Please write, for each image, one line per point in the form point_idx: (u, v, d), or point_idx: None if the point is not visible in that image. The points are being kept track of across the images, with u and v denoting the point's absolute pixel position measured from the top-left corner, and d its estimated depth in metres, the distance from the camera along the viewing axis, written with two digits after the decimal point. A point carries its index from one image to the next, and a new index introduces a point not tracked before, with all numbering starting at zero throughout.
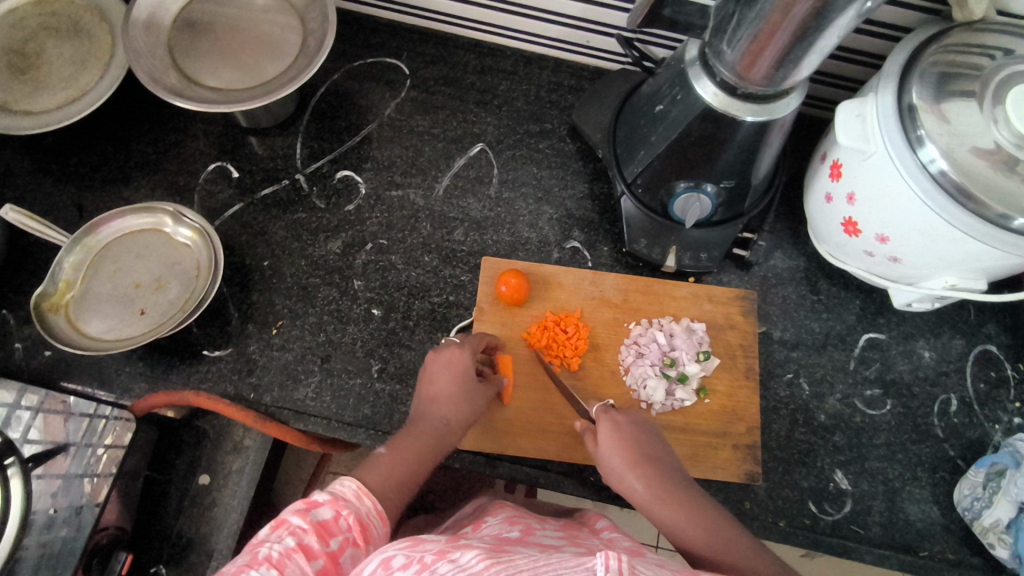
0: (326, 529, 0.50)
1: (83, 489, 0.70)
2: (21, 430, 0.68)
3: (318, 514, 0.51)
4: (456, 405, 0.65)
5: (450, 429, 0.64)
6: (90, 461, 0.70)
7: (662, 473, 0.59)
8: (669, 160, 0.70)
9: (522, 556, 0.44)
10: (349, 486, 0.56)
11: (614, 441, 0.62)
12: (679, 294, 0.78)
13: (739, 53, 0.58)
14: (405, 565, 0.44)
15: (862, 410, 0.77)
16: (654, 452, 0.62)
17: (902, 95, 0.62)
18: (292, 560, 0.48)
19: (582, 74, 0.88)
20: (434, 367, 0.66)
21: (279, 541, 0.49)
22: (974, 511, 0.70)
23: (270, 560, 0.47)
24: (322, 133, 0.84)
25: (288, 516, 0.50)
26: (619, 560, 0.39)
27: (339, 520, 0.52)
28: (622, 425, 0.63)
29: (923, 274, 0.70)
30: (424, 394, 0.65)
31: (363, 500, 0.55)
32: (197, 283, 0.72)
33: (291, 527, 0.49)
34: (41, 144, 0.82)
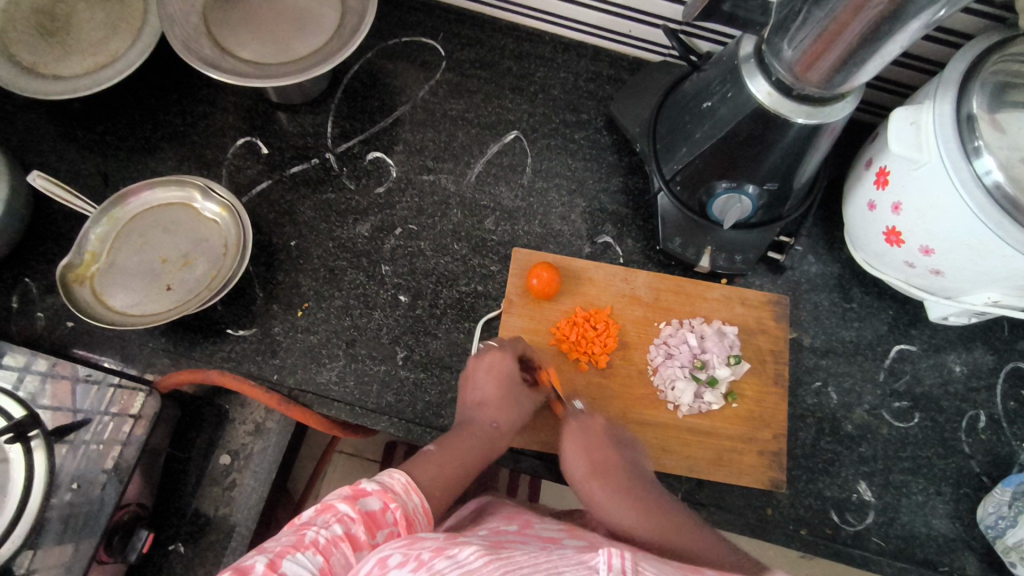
0: (373, 520, 0.50)
1: (89, 457, 0.67)
2: (33, 395, 0.67)
3: (367, 504, 0.51)
4: (505, 407, 0.66)
5: (499, 431, 0.65)
6: (98, 428, 0.67)
7: (621, 479, 0.61)
8: (712, 158, 0.68)
9: (520, 554, 0.44)
10: (399, 479, 0.56)
11: (577, 448, 0.64)
12: (711, 296, 0.77)
13: (800, 53, 0.56)
14: (403, 563, 0.43)
15: (889, 422, 0.76)
16: (616, 456, 0.63)
17: (961, 104, 0.61)
18: (337, 549, 0.48)
19: (621, 65, 0.86)
20: (478, 371, 0.67)
21: (327, 526, 0.49)
22: (998, 530, 0.70)
23: (316, 545, 0.47)
24: (353, 112, 0.82)
25: (335, 502, 0.51)
26: (622, 558, 0.39)
27: (386, 513, 0.52)
28: (582, 432, 0.65)
29: (965, 288, 0.68)
30: (470, 400, 0.66)
31: (412, 496, 0.55)
32: (225, 261, 0.70)
33: (339, 514, 0.49)
34: (66, 109, 0.80)
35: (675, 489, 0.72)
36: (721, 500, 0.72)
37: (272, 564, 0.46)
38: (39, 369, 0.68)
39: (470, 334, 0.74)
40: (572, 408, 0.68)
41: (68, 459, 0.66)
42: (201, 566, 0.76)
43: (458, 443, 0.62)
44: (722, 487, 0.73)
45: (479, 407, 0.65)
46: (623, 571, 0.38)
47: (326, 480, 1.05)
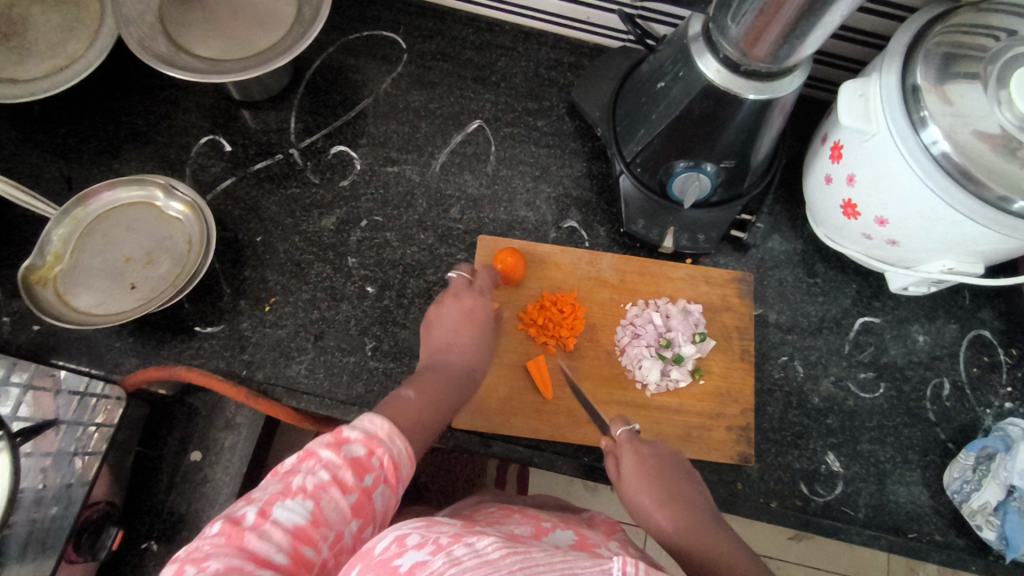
0: (359, 465, 0.46)
1: (76, 467, 0.69)
2: (10, 406, 0.66)
3: (351, 450, 0.47)
4: (478, 353, 0.65)
5: (473, 377, 0.65)
6: (83, 439, 0.69)
7: (693, 513, 0.56)
8: (668, 138, 0.69)
9: (538, 550, 0.42)
10: (381, 424, 0.49)
11: (640, 473, 0.57)
12: (676, 275, 0.78)
13: (744, 29, 0.57)
14: (420, 545, 0.42)
15: (855, 393, 0.77)
16: (684, 486, 0.58)
17: (906, 75, 0.62)
18: (326, 493, 0.45)
19: (581, 52, 0.87)
20: (452, 312, 0.66)
21: (313, 473, 0.45)
22: (963, 494, 0.71)
23: (305, 491, 0.44)
24: (316, 107, 0.82)
25: (320, 449, 0.46)
26: (637, 564, 0.40)
27: (372, 458, 0.47)
28: (646, 457, 0.59)
29: (921, 258, 0.70)
30: (440, 347, 0.64)
31: (396, 439, 0.49)
32: (189, 258, 0.71)
33: (323, 461, 0.46)
34: (27, 114, 0.80)
35: None
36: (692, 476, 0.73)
37: (264, 512, 0.43)
38: (19, 381, 0.67)
39: None
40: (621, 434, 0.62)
41: (51, 469, 0.68)
42: None
43: (431, 385, 0.59)
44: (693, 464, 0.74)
45: (450, 350, 0.64)
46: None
47: None
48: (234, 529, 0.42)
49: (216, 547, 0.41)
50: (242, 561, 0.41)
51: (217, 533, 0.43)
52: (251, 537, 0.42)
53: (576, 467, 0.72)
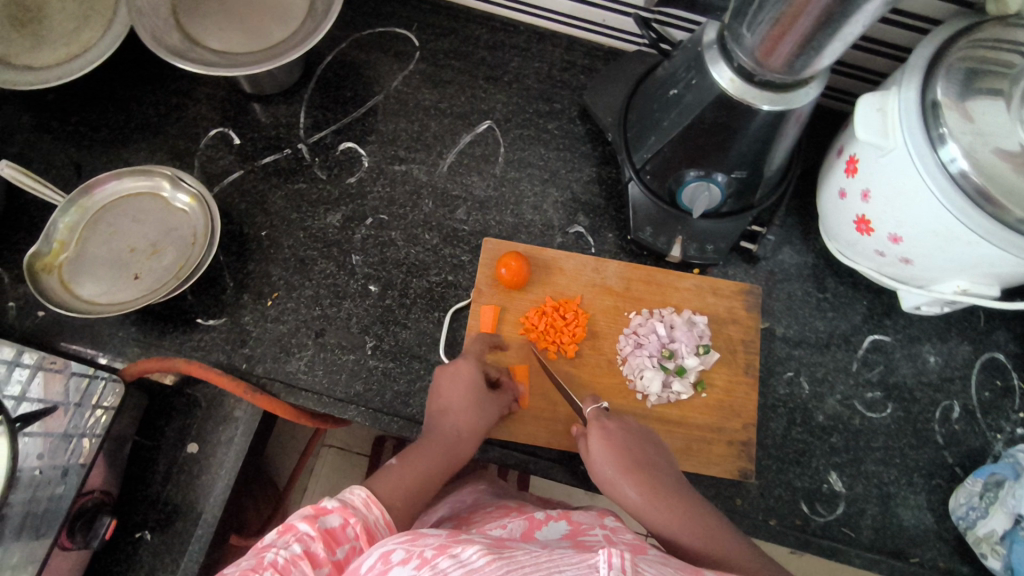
0: (333, 537, 0.50)
1: (79, 449, 0.69)
2: (20, 388, 0.67)
3: (326, 522, 0.51)
4: (465, 414, 0.64)
5: (462, 441, 0.64)
6: (89, 421, 0.69)
7: (658, 481, 0.58)
8: (679, 146, 0.68)
9: (523, 551, 0.43)
10: (358, 494, 0.55)
11: (607, 448, 0.61)
12: (682, 285, 0.77)
13: (758, 39, 0.55)
14: (405, 560, 0.43)
15: (862, 412, 0.76)
16: (649, 455, 0.61)
17: (926, 91, 0.60)
18: (296, 567, 0.48)
19: (596, 54, 0.86)
20: (441, 377, 0.66)
21: (286, 546, 0.49)
22: (969, 521, 0.69)
23: (275, 565, 0.48)
24: (326, 103, 0.82)
25: (295, 522, 0.50)
26: (622, 558, 0.38)
27: (347, 528, 0.51)
28: (613, 432, 0.62)
29: (935, 276, 0.68)
30: (435, 407, 0.65)
31: (372, 508, 0.54)
32: (193, 250, 0.71)
33: (297, 534, 0.50)
34: (41, 100, 0.80)
35: None
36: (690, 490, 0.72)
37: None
38: (28, 363, 0.68)
39: (439, 324, 0.74)
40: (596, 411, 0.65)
41: (55, 450, 0.68)
42: (171, 555, 0.76)
43: (417, 454, 0.61)
44: (691, 477, 0.73)
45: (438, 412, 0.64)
46: (624, 571, 0.38)
47: (310, 473, 1.05)
48: None
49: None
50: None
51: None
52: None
53: (573, 476, 0.72)
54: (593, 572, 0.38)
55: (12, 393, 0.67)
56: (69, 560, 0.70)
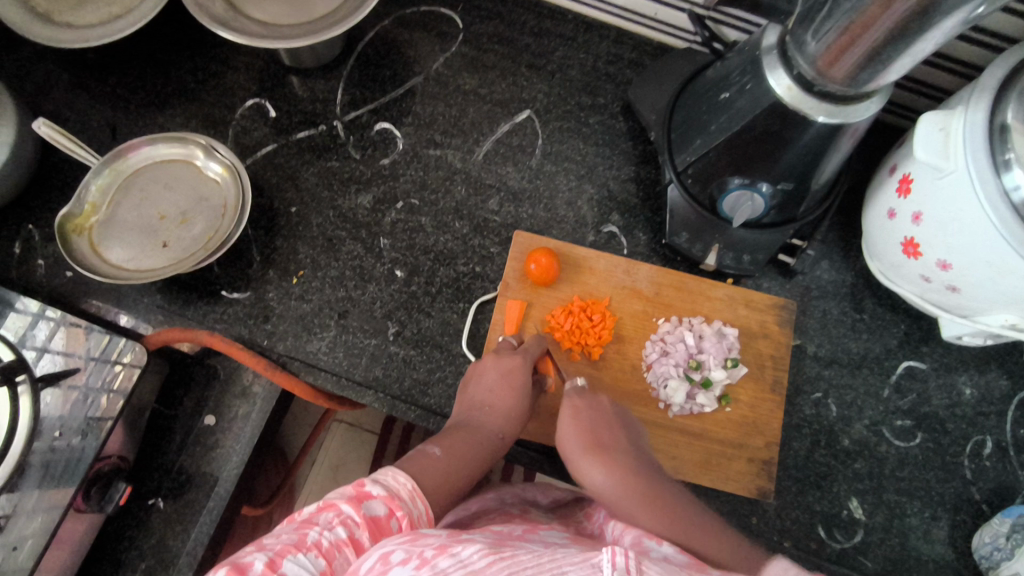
0: (378, 527, 0.48)
1: (99, 404, 0.69)
2: (45, 337, 0.69)
3: (372, 509, 0.49)
4: (510, 420, 0.63)
5: (502, 444, 0.63)
6: (109, 377, 0.69)
7: (621, 459, 0.56)
8: (725, 152, 0.65)
9: (524, 552, 0.41)
10: (405, 484, 0.52)
11: (576, 428, 0.59)
12: (714, 295, 0.74)
13: (823, 48, 0.52)
14: (405, 561, 0.41)
15: (889, 440, 0.73)
16: (619, 437, 0.59)
17: (996, 112, 0.56)
18: (341, 553, 0.46)
19: (644, 49, 0.83)
20: (491, 373, 0.65)
21: (330, 528, 0.47)
22: (992, 561, 0.67)
23: (319, 547, 0.46)
24: (365, 80, 0.81)
25: (339, 503, 0.48)
26: (626, 557, 0.37)
27: (391, 520, 0.49)
28: (581, 411, 0.60)
29: (982, 308, 0.65)
30: (480, 403, 0.63)
31: (417, 502, 0.52)
32: (223, 222, 0.70)
33: (342, 516, 0.47)
34: (81, 59, 0.80)
35: None
36: (705, 504, 0.71)
37: (272, 563, 0.44)
38: (52, 317, 0.70)
39: (463, 315, 0.73)
40: (572, 386, 0.64)
41: (74, 404, 0.68)
42: (181, 523, 0.77)
43: (461, 447, 0.59)
44: (707, 491, 0.71)
45: (483, 410, 0.63)
46: (627, 570, 0.36)
47: (319, 449, 1.05)
48: None
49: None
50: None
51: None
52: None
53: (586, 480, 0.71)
54: (595, 572, 0.36)
55: (37, 342, 0.68)
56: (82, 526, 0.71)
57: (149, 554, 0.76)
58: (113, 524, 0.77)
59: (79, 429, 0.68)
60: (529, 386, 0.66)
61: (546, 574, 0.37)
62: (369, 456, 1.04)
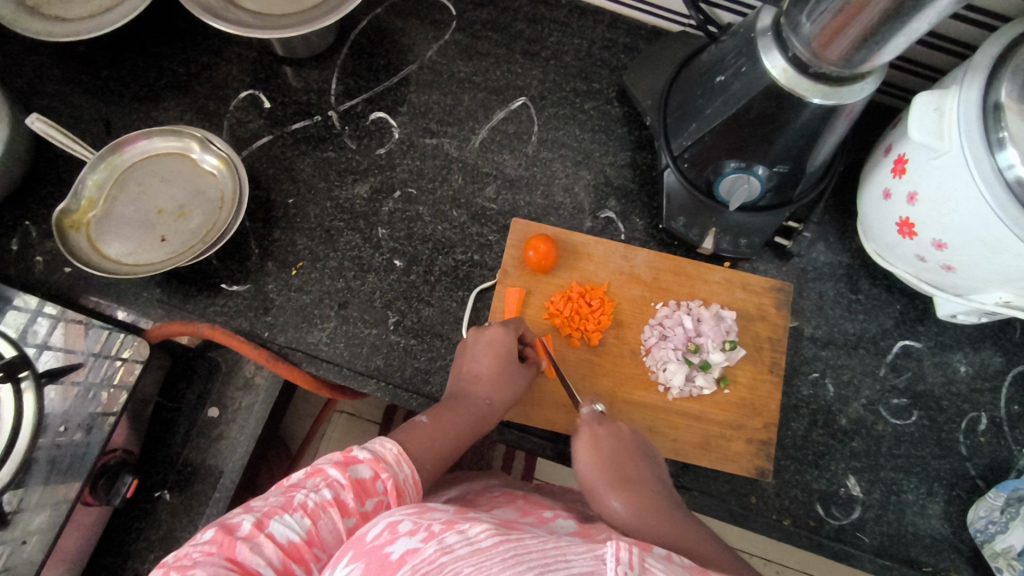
0: (363, 488, 0.49)
1: (100, 399, 0.69)
2: (44, 334, 0.69)
3: (357, 472, 0.50)
4: (498, 385, 0.64)
5: (492, 409, 0.64)
6: (108, 372, 0.69)
7: (646, 491, 0.55)
8: (721, 135, 0.66)
9: (529, 536, 0.42)
10: (391, 449, 0.54)
11: (594, 454, 0.58)
12: (712, 278, 0.75)
13: (818, 29, 0.53)
14: (412, 532, 0.41)
15: (886, 418, 0.74)
16: (638, 465, 0.58)
17: (989, 93, 0.56)
18: (325, 513, 0.47)
19: (638, 33, 0.83)
20: (477, 344, 0.65)
21: (316, 490, 0.48)
22: (987, 535, 0.68)
23: (305, 508, 0.47)
24: (359, 70, 0.80)
25: (326, 467, 0.49)
26: (630, 551, 0.38)
27: (377, 481, 0.50)
28: (602, 437, 0.59)
29: (977, 287, 0.65)
30: (467, 373, 0.64)
31: (403, 466, 0.53)
32: (220, 215, 0.70)
33: (328, 479, 0.49)
34: (72, 53, 0.79)
35: None
36: (706, 485, 0.72)
37: (260, 523, 0.46)
38: (49, 313, 0.70)
39: (463, 303, 0.73)
40: (588, 411, 0.64)
41: (76, 398, 0.69)
42: (187, 516, 0.77)
43: (450, 415, 0.61)
44: (707, 472, 0.72)
45: (471, 380, 0.64)
46: (631, 566, 0.37)
47: (320, 440, 1.06)
48: (228, 538, 0.45)
49: (209, 552, 0.44)
50: (230, 568, 0.43)
51: (209, 540, 0.45)
52: (243, 547, 0.44)
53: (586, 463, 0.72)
54: (600, 564, 0.37)
55: (37, 338, 0.69)
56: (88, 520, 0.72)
57: (156, 547, 0.77)
58: (119, 517, 0.77)
59: (83, 423, 0.68)
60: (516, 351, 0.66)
61: (551, 561, 0.38)
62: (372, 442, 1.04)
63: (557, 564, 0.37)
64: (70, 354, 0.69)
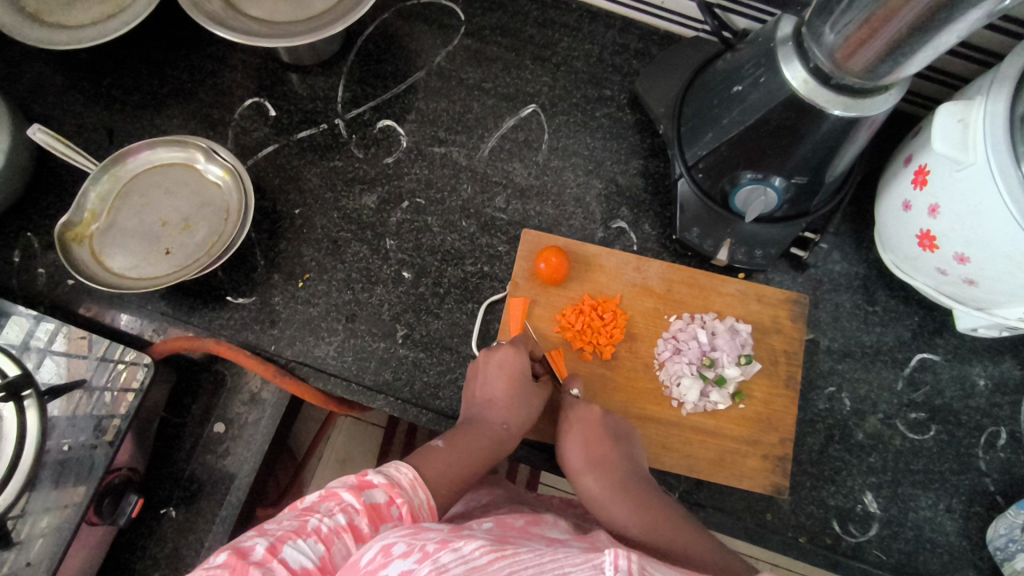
0: (377, 513, 0.48)
1: (104, 401, 0.68)
2: (47, 339, 0.69)
3: (372, 496, 0.49)
4: (514, 410, 0.64)
5: (509, 433, 0.64)
6: (119, 375, 0.68)
7: (617, 473, 0.61)
8: (737, 145, 0.64)
9: (525, 550, 0.41)
10: (406, 473, 0.54)
11: (572, 440, 0.63)
12: (726, 290, 0.74)
13: (841, 40, 0.51)
14: (405, 554, 0.40)
15: (903, 433, 0.73)
16: (613, 450, 0.62)
17: (1015, 104, 0.55)
18: (339, 539, 0.46)
19: (651, 38, 0.81)
20: (489, 366, 0.65)
21: (330, 515, 0.47)
22: (1007, 553, 0.67)
23: (318, 533, 0.46)
24: (366, 76, 0.79)
25: (340, 490, 0.49)
26: (630, 560, 0.36)
27: (392, 506, 0.50)
28: (577, 423, 0.63)
29: (999, 301, 0.64)
30: (480, 397, 0.64)
31: (417, 491, 0.53)
32: (226, 227, 0.69)
33: (342, 504, 0.48)
34: (74, 60, 0.78)
35: (673, 487, 0.70)
36: (720, 501, 0.71)
37: (273, 548, 0.45)
38: (53, 320, 0.69)
39: (472, 316, 0.72)
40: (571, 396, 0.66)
41: (79, 405, 0.68)
42: (193, 531, 0.76)
43: (465, 441, 0.61)
44: (721, 488, 0.71)
45: (486, 404, 0.64)
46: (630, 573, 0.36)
47: (326, 444, 1.05)
48: (241, 563, 0.43)
49: None
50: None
51: (222, 564, 0.43)
52: (256, 571, 0.43)
53: None
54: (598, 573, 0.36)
55: (39, 344, 0.68)
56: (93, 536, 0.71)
57: (162, 563, 0.76)
58: (124, 535, 0.76)
59: (91, 430, 0.68)
60: (529, 373, 0.65)
61: None
62: (376, 449, 1.05)
63: None
64: (76, 361, 0.69)
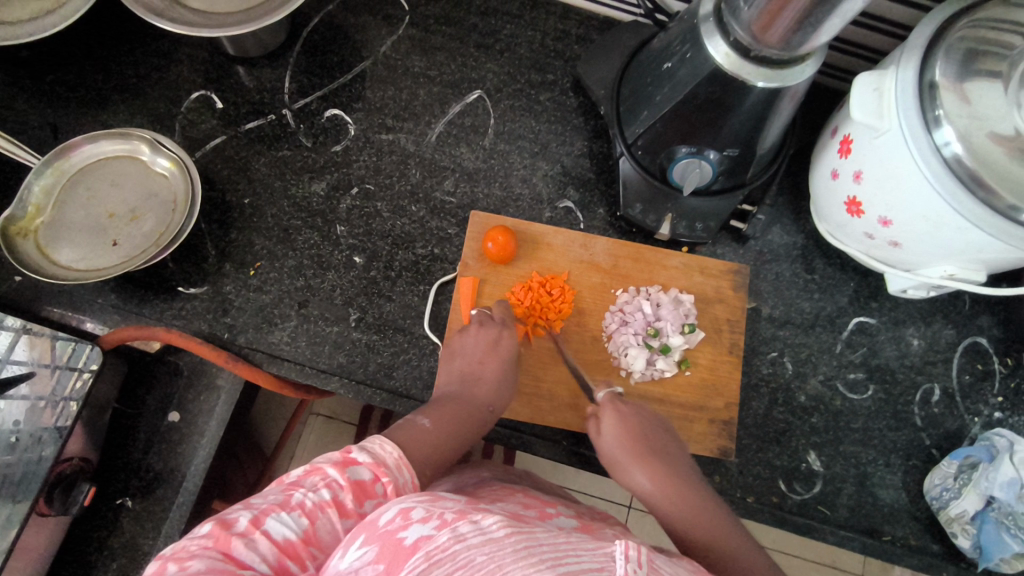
0: (362, 489, 0.48)
1: (67, 411, 0.70)
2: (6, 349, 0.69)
3: (356, 473, 0.48)
4: (498, 390, 0.65)
5: (490, 416, 0.64)
6: (76, 384, 0.70)
7: (669, 463, 0.57)
8: (671, 121, 0.66)
9: (541, 530, 0.41)
10: (390, 452, 0.51)
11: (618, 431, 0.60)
12: (669, 264, 0.76)
13: (756, 13, 0.54)
14: (425, 519, 0.40)
15: (843, 393, 0.76)
16: (660, 443, 0.60)
17: (924, 71, 0.58)
18: (323, 514, 0.46)
19: (591, 24, 0.83)
20: (479, 343, 0.67)
21: (315, 490, 0.47)
22: (942, 501, 0.70)
23: (302, 507, 0.46)
24: (312, 68, 0.80)
25: (325, 466, 0.48)
26: (640, 550, 0.36)
27: (377, 484, 0.49)
28: (626, 414, 0.62)
29: (923, 261, 0.67)
30: (468, 373, 0.65)
31: (402, 471, 0.51)
32: (174, 217, 0.69)
33: (327, 479, 0.47)
34: (16, 58, 0.78)
35: None
36: None
37: (256, 520, 0.45)
38: (12, 326, 0.69)
39: (424, 297, 0.73)
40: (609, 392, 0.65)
41: (40, 411, 0.70)
42: (152, 520, 0.77)
43: (450, 418, 0.60)
44: None
45: (472, 383, 0.64)
46: (640, 565, 0.36)
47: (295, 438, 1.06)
48: (224, 534, 0.44)
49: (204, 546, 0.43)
50: (226, 563, 0.42)
51: (206, 534, 0.43)
52: (236, 543, 0.43)
53: (555, 450, 0.72)
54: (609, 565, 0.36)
55: None
56: (49, 526, 0.72)
57: (121, 551, 0.77)
58: (79, 528, 0.77)
59: (42, 433, 0.69)
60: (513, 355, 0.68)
61: (561, 556, 0.37)
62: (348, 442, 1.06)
63: (568, 558, 0.36)
64: (31, 367, 0.69)
